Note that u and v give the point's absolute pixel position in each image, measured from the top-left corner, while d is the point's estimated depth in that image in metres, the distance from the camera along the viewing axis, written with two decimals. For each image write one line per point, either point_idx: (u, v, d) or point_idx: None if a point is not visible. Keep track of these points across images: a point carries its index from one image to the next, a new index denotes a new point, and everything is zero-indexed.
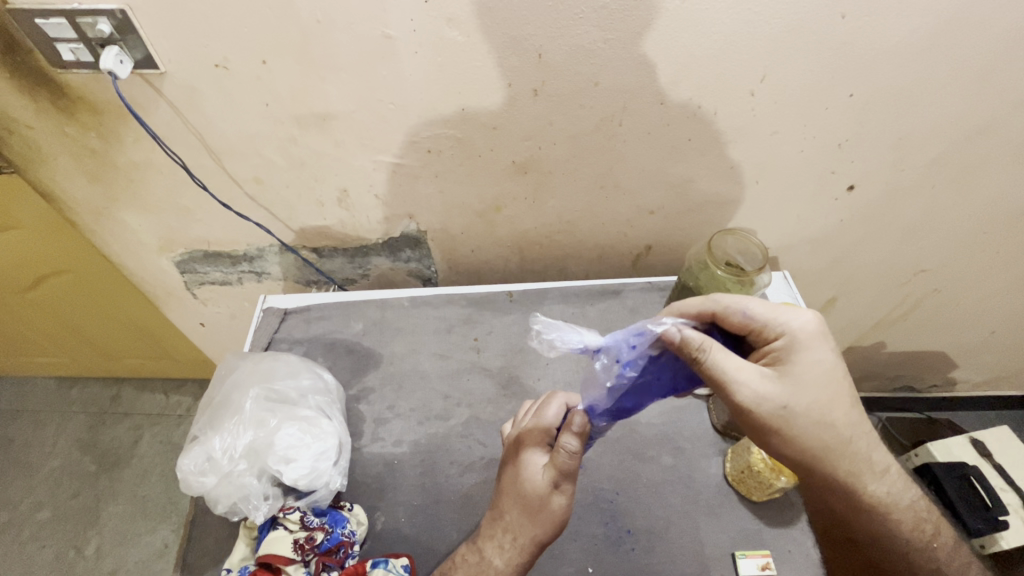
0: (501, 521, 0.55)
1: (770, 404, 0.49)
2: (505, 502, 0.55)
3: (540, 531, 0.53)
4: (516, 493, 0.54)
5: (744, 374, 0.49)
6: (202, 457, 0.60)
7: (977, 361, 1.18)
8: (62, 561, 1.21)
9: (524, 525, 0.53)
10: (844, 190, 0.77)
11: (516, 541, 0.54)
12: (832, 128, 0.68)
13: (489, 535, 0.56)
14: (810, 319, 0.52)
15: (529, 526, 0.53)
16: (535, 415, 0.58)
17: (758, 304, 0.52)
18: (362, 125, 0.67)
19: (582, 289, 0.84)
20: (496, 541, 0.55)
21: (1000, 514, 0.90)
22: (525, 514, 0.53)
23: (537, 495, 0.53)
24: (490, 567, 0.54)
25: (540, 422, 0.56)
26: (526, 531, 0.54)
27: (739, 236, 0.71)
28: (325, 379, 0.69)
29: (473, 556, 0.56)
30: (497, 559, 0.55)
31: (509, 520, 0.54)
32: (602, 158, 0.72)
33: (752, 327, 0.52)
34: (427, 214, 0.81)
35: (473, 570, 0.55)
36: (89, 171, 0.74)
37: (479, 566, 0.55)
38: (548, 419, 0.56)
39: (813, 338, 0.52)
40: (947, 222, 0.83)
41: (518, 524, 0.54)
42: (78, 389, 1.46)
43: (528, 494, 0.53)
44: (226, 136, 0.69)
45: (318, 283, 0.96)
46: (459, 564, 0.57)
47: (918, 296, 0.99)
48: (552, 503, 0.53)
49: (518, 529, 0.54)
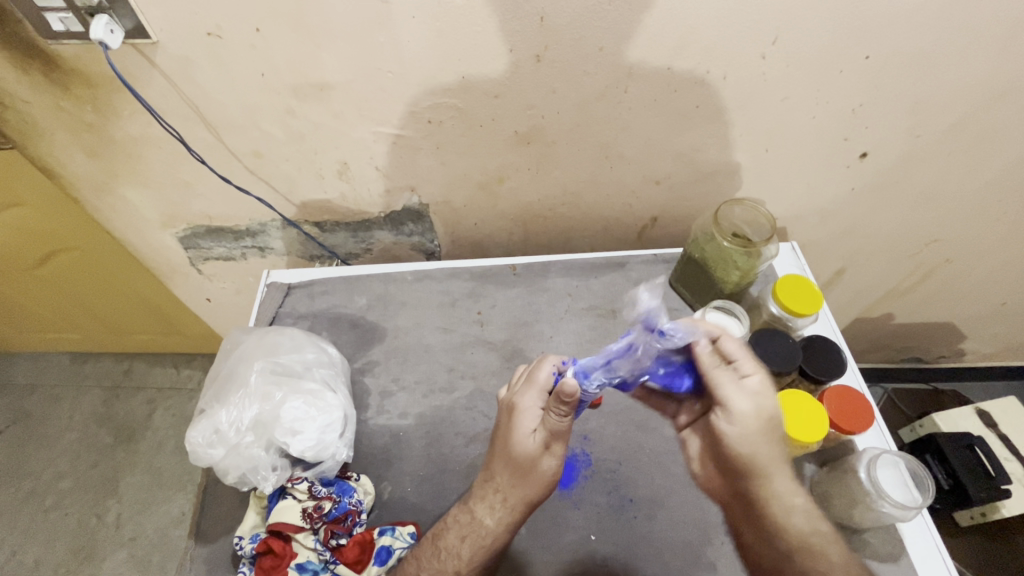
0: (492, 483, 0.56)
1: (743, 432, 0.57)
2: (495, 465, 0.57)
3: (531, 492, 0.55)
4: (507, 457, 0.56)
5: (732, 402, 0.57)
6: (209, 430, 0.61)
7: (987, 331, 1.17)
8: (84, 528, 1.25)
9: (517, 487, 0.55)
10: (857, 157, 0.75)
11: (505, 501, 0.56)
12: (846, 92, 0.66)
13: (480, 496, 0.57)
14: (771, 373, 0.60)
15: (523, 489, 0.55)
16: (528, 377, 0.59)
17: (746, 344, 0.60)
18: (361, 95, 0.66)
19: (587, 262, 0.84)
20: (487, 502, 0.56)
21: (1003, 484, 0.88)
22: (518, 477, 0.55)
23: (526, 457, 0.55)
24: (482, 527, 0.56)
25: (533, 385, 0.57)
26: (518, 493, 0.56)
27: (747, 207, 0.71)
28: (329, 353, 0.69)
29: (465, 517, 0.57)
30: (488, 519, 0.56)
31: (501, 481, 0.56)
32: (607, 128, 0.71)
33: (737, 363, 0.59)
34: (429, 187, 0.80)
35: (464, 531, 0.56)
36: (87, 146, 0.74)
37: (470, 527, 0.56)
38: (541, 383, 0.57)
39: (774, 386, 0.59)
40: (962, 190, 0.80)
41: (510, 486, 0.56)
42: (91, 363, 1.49)
43: (519, 458, 0.55)
44: (222, 108, 0.67)
45: (321, 257, 0.96)
46: (450, 526, 0.57)
47: (929, 266, 0.97)
48: (543, 464, 0.55)
49: (511, 491, 0.56)
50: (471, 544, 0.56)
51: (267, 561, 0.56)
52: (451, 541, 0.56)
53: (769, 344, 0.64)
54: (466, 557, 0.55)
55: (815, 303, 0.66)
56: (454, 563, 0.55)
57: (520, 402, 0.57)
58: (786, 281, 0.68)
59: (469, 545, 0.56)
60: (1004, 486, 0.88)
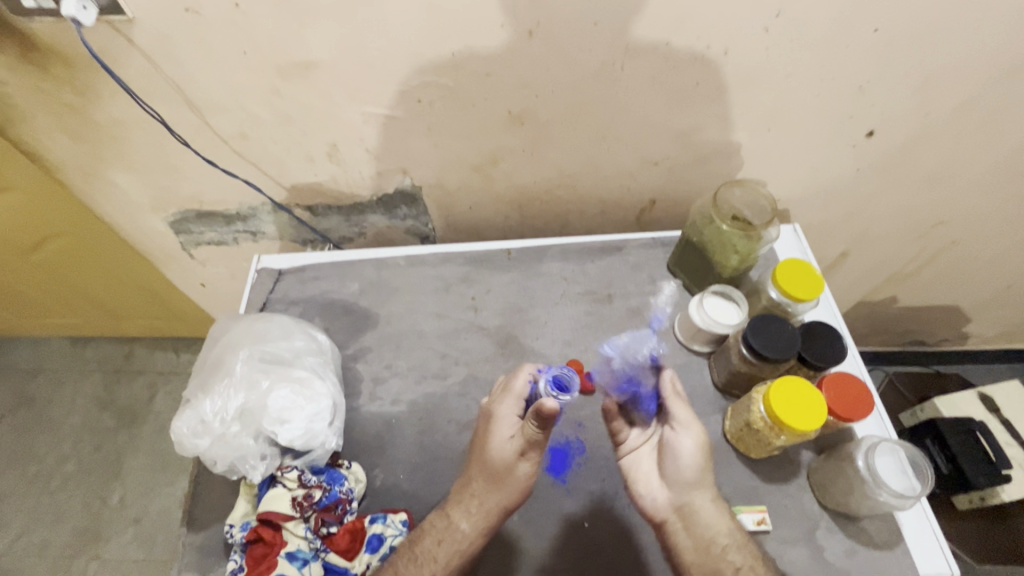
0: (468, 488, 0.57)
1: (694, 456, 0.59)
2: (472, 471, 0.58)
3: (506, 499, 0.57)
4: (483, 463, 0.58)
5: (688, 426, 0.60)
6: (194, 420, 0.60)
7: (992, 314, 1.15)
8: (88, 510, 1.27)
9: (490, 493, 0.57)
10: (863, 137, 0.73)
11: (482, 506, 0.56)
12: (853, 68, 0.63)
13: (456, 501, 0.57)
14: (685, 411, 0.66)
15: (497, 495, 0.56)
16: (505, 387, 0.62)
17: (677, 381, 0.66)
18: (347, 74, 0.63)
19: (584, 246, 0.82)
20: (463, 507, 0.57)
21: (1003, 469, 0.88)
22: (492, 482, 0.57)
23: (503, 462, 0.57)
24: (458, 532, 0.56)
25: (510, 394, 0.60)
26: (493, 499, 0.57)
27: (747, 188, 0.68)
28: (318, 340, 0.69)
29: (442, 521, 0.57)
30: (464, 524, 0.56)
31: (476, 487, 0.57)
32: (604, 107, 0.68)
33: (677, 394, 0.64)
34: (421, 169, 0.78)
35: (440, 535, 0.56)
36: (70, 128, 0.72)
37: (446, 532, 0.56)
38: (517, 391, 0.60)
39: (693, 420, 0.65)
40: (972, 171, 0.78)
41: (484, 492, 0.57)
42: (92, 348, 1.49)
43: (493, 463, 0.57)
44: (205, 89, 0.65)
45: (314, 242, 0.94)
46: (426, 531, 0.57)
47: (936, 249, 0.95)
48: (518, 470, 0.57)
49: (484, 497, 0.57)
50: (447, 549, 0.55)
51: (257, 549, 0.57)
52: (428, 545, 0.56)
53: (767, 330, 0.62)
54: (442, 560, 0.55)
55: (815, 288, 0.64)
56: (430, 566, 0.55)
57: (498, 410, 0.59)
58: (784, 268, 0.66)
59: (445, 549, 0.55)
60: (1004, 471, 0.87)
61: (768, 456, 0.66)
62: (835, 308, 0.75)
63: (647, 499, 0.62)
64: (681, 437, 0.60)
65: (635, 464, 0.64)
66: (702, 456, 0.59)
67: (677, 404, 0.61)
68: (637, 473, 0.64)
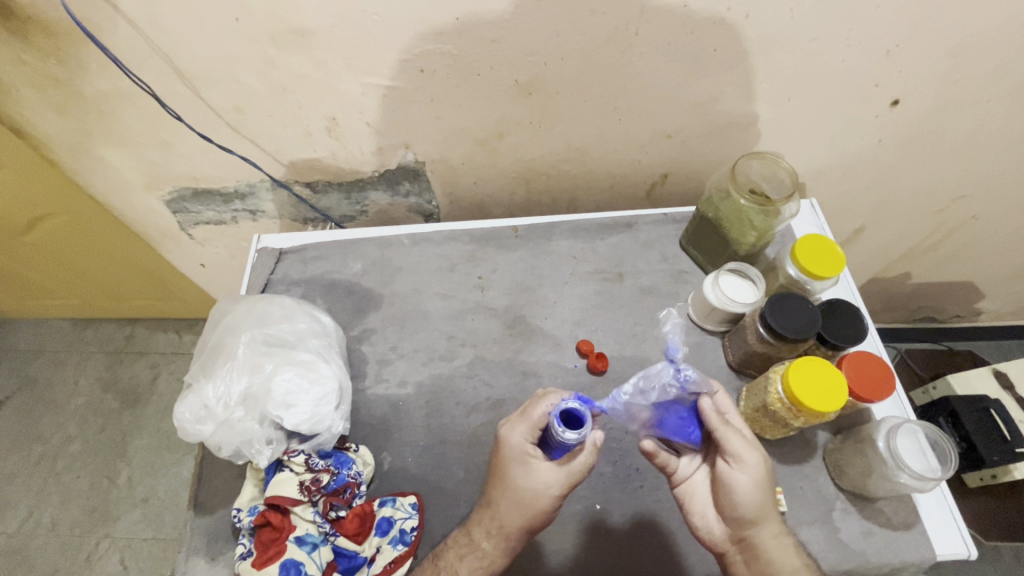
0: (489, 509, 0.55)
1: (752, 492, 0.52)
2: (494, 494, 0.55)
3: (531, 519, 0.53)
4: (506, 486, 0.54)
5: (743, 460, 0.52)
6: (197, 406, 0.59)
7: (1007, 290, 1.13)
8: (96, 490, 1.28)
9: (513, 515, 0.53)
10: (887, 106, 0.69)
11: (501, 529, 0.54)
12: (882, 31, 0.59)
13: (477, 520, 0.55)
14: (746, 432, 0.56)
15: (521, 516, 0.53)
16: (523, 411, 0.56)
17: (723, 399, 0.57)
18: (345, 41, 0.60)
19: (592, 223, 0.79)
20: (483, 526, 0.55)
21: (1018, 447, 0.86)
22: (513, 505, 0.53)
23: (530, 490, 0.53)
24: (479, 550, 0.54)
25: (526, 421, 0.54)
26: (512, 521, 0.53)
27: (766, 160, 0.66)
28: (322, 322, 0.67)
29: (463, 537, 0.56)
30: (485, 543, 0.54)
31: (497, 508, 0.54)
32: (615, 75, 0.65)
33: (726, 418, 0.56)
34: (424, 143, 0.75)
35: (462, 551, 0.55)
36: (56, 102, 0.69)
37: (467, 548, 0.55)
38: (533, 419, 0.54)
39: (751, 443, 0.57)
40: (999, 141, 0.74)
41: (506, 513, 0.54)
42: (93, 329, 1.47)
43: (519, 487, 0.53)
44: (195, 58, 0.62)
45: (314, 221, 0.92)
46: (449, 546, 0.56)
47: (954, 223, 0.92)
48: (546, 493, 0.53)
49: (505, 518, 0.53)
50: (468, 565, 0.54)
51: (266, 534, 0.56)
52: (450, 560, 0.55)
53: (786, 309, 0.60)
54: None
55: (837, 265, 0.62)
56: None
57: (509, 437, 0.55)
58: (805, 244, 0.63)
59: (466, 566, 0.54)
60: (1019, 449, 0.86)
61: (783, 438, 0.65)
62: (852, 286, 0.73)
63: (705, 531, 0.57)
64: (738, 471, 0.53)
65: (689, 493, 0.58)
66: (765, 493, 0.53)
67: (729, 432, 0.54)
68: (692, 505, 0.57)
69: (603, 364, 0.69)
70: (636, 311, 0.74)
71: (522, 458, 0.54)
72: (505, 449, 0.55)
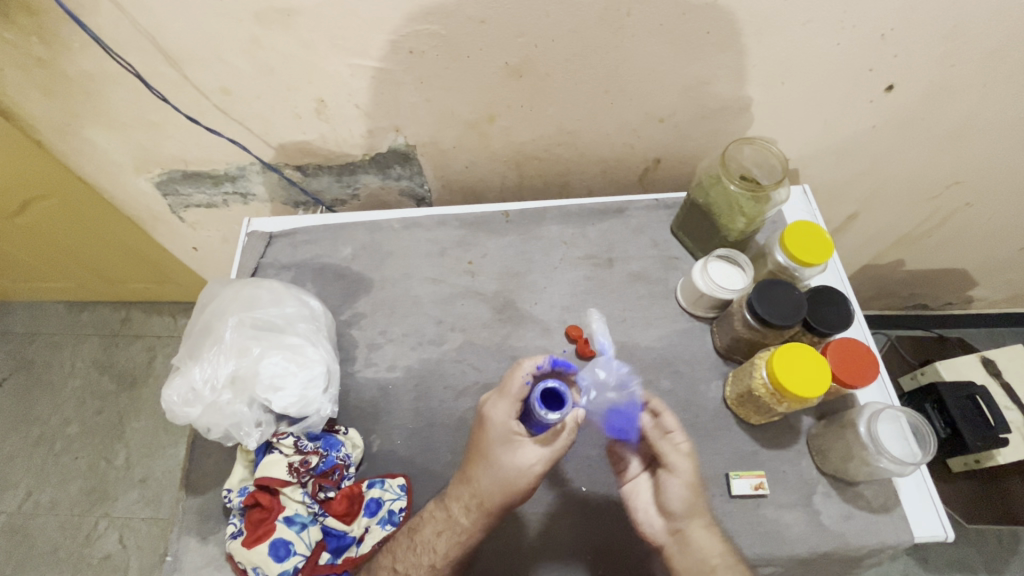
0: (467, 484, 0.57)
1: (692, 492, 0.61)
2: (475, 468, 0.57)
3: (512, 496, 0.57)
4: (490, 463, 0.57)
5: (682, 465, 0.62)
6: (185, 388, 0.59)
7: (999, 278, 1.13)
8: (94, 470, 1.29)
9: (495, 492, 0.56)
10: (881, 90, 0.68)
11: (482, 505, 0.57)
12: (876, 14, 0.58)
13: (455, 495, 0.58)
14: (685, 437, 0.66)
15: (500, 492, 0.56)
16: (501, 388, 0.60)
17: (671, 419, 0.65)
18: (331, 21, 0.59)
19: (584, 208, 0.79)
20: (462, 501, 0.57)
21: (1001, 433, 0.87)
22: (496, 483, 0.56)
23: (514, 468, 0.56)
24: (458, 525, 0.57)
25: (505, 397, 0.59)
26: (494, 499, 0.57)
27: (757, 146, 0.65)
28: (311, 306, 0.67)
29: (440, 512, 0.58)
30: (464, 518, 0.57)
31: (478, 485, 0.57)
32: (607, 58, 0.64)
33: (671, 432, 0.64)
34: (414, 126, 0.74)
35: (439, 526, 0.57)
36: (40, 82, 0.68)
37: (445, 523, 0.57)
38: (512, 394, 0.59)
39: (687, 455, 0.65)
40: (993, 127, 0.74)
41: (486, 490, 0.57)
42: (88, 312, 1.47)
43: (505, 465, 0.57)
44: (179, 38, 0.61)
45: (305, 204, 0.91)
46: (425, 520, 0.58)
47: (948, 210, 0.92)
48: (530, 471, 0.57)
49: (487, 496, 0.57)
50: (447, 541, 0.57)
51: (255, 514, 0.57)
52: (427, 535, 0.57)
53: (772, 295, 0.60)
54: (442, 551, 0.56)
55: (824, 252, 0.62)
56: (430, 557, 0.56)
57: (491, 414, 0.59)
58: (793, 229, 0.63)
59: (445, 540, 0.57)
60: (1002, 435, 0.87)
61: (768, 422, 0.66)
62: (841, 272, 0.73)
63: (647, 527, 0.61)
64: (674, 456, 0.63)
65: (635, 492, 0.63)
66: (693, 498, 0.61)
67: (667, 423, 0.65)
68: (636, 502, 0.62)
69: (591, 349, 0.70)
70: (626, 297, 0.74)
71: (507, 436, 0.58)
72: (490, 426, 0.58)
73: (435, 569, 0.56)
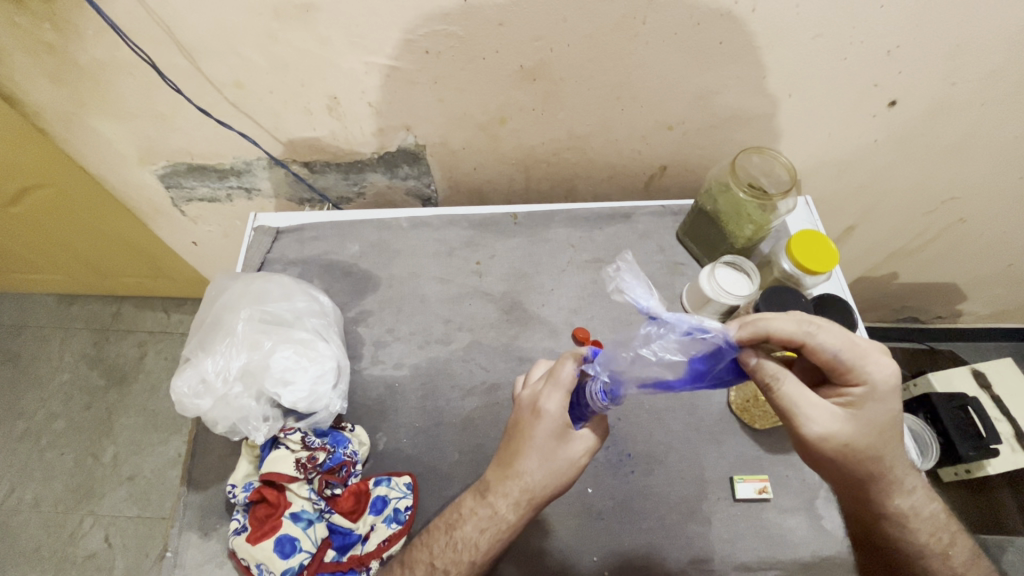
0: (516, 478, 0.53)
1: (837, 441, 0.47)
2: (523, 461, 0.53)
3: (559, 489, 0.54)
4: (540, 455, 0.52)
5: (818, 412, 0.47)
6: (195, 380, 0.59)
7: (988, 293, 1.16)
8: (81, 466, 1.26)
9: (547, 483, 0.53)
10: (884, 106, 0.70)
11: (532, 500, 0.52)
12: (883, 30, 0.60)
13: (500, 491, 0.53)
14: (883, 373, 0.47)
15: (553, 484, 0.53)
16: (549, 376, 0.53)
17: (837, 344, 0.47)
18: (349, 18, 0.59)
19: (591, 212, 0.80)
20: (510, 497, 0.52)
21: (991, 444, 0.89)
22: (549, 476, 0.52)
23: (567, 460, 0.53)
24: (504, 522, 0.52)
25: (558, 388, 0.52)
26: (543, 493, 0.53)
27: (766, 156, 0.67)
28: (320, 302, 0.67)
29: (484, 509, 0.53)
30: (511, 514, 0.52)
31: (530, 479, 0.52)
32: (620, 64, 0.65)
33: (836, 365, 0.47)
34: (425, 126, 0.75)
35: (483, 524, 0.53)
36: (49, 70, 0.67)
37: (489, 521, 0.53)
38: (565, 384, 0.52)
39: (878, 395, 0.47)
40: (989, 145, 0.76)
41: (538, 482, 0.53)
42: (78, 305, 1.45)
43: (556, 457, 0.53)
44: (194, 29, 0.61)
45: (311, 201, 0.91)
46: (466, 517, 0.53)
47: (942, 225, 0.94)
48: (578, 464, 0.54)
49: (539, 490, 0.52)
50: (491, 536, 0.53)
51: (262, 509, 0.57)
52: (469, 531, 0.53)
53: (779, 304, 0.61)
54: (484, 548, 0.53)
55: (830, 261, 0.63)
56: (470, 553, 0.53)
57: (545, 405, 0.52)
58: (800, 238, 0.65)
59: (489, 537, 0.53)
60: (992, 445, 0.89)
61: (769, 426, 0.67)
62: (843, 281, 0.74)
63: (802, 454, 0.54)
64: (844, 394, 0.48)
65: None
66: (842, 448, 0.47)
67: (821, 357, 0.47)
68: None
69: None
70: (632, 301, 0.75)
71: (560, 429, 0.52)
72: (543, 419, 0.52)
73: (475, 564, 0.53)
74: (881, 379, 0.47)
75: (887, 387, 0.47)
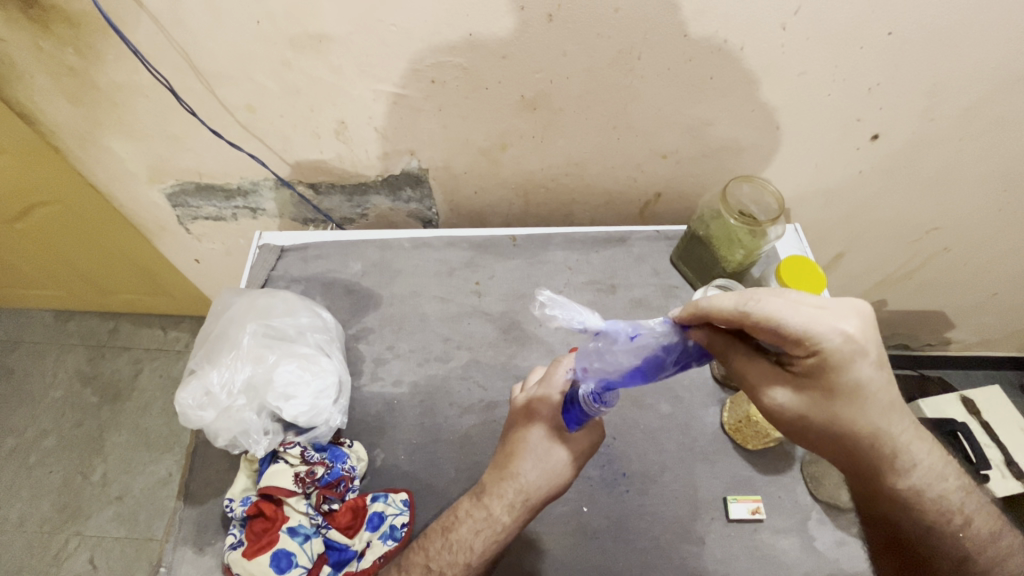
0: (512, 480, 0.53)
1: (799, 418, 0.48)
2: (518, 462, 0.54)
3: (555, 492, 0.54)
4: (535, 457, 0.54)
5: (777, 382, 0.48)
6: (200, 392, 0.60)
7: (975, 321, 1.18)
8: (68, 486, 1.24)
9: (541, 485, 0.53)
10: (868, 139, 0.74)
11: (527, 501, 0.53)
12: (864, 69, 0.63)
13: (495, 492, 0.54)
14: (843, 344, 0.44)
15: (547, 485, 0.53)
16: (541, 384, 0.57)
17: (785, 318, 0.44)
18: (362, 49, 0.62)
19: (588, 236, 0.82)
20: (505, 499, 0.53)
21: (982, 468, 0.89)
22: (543, 477, 0.53)
23: (558, 460, 0.54)
24: (498, 524, 0.53)
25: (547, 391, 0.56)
26: (538, 494, 0.53)
27: (755, 184, 0.70)
28: (323, 318, 0.69)
29: (479, 511, 0.54)
30: (506, 516, 0.53)
31: (524, 480, 0.53)
32: (616, 96, 0.68)
33: (787, 342, 0.45)
34: (428, 150, 0.77)
35: (477, 525, 0.53)
36: (68, 91, 0.70)
37: (484, 522, 0.53)
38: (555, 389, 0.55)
39: (838, 369, 0.45)
40: (969, 177, 0.79)
41: (533, 484, 0.53)
42: (75, 321, 1.45)
43: (549, 459, 0.54)
44: (211, 54, 0.63)
45: (315, 221, 0.93)
46: (461, 520, 0.54)
47: (928, 254, 0.97)
48: (570, 465, 0.54)
49: (534, 491, 0.53)
50: (485, 538, 0.53)
51: (258, 524, 0.57)
52: (464, 533, 0.53)
53: None
54: (479, 549, 0.53)
55: (818, 286, 0.66)
56: (466, 555, 0.53)
57: (538, 408, 0.55)
58: (788, 264, 0.67)
59: (483, 540, 0.53)
60: (983, 471, 0.89)
61: (762, 448, 0.68)
62: None
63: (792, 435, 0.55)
64: (805, 368, 0.46)
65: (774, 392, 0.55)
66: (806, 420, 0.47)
67: (764, 333, 0.45)
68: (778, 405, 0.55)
69: None
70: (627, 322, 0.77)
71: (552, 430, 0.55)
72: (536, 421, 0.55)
73: (471, 567, 0.53)
74: (835, 352, 0.44)
75: (841, 358, 0.44)
